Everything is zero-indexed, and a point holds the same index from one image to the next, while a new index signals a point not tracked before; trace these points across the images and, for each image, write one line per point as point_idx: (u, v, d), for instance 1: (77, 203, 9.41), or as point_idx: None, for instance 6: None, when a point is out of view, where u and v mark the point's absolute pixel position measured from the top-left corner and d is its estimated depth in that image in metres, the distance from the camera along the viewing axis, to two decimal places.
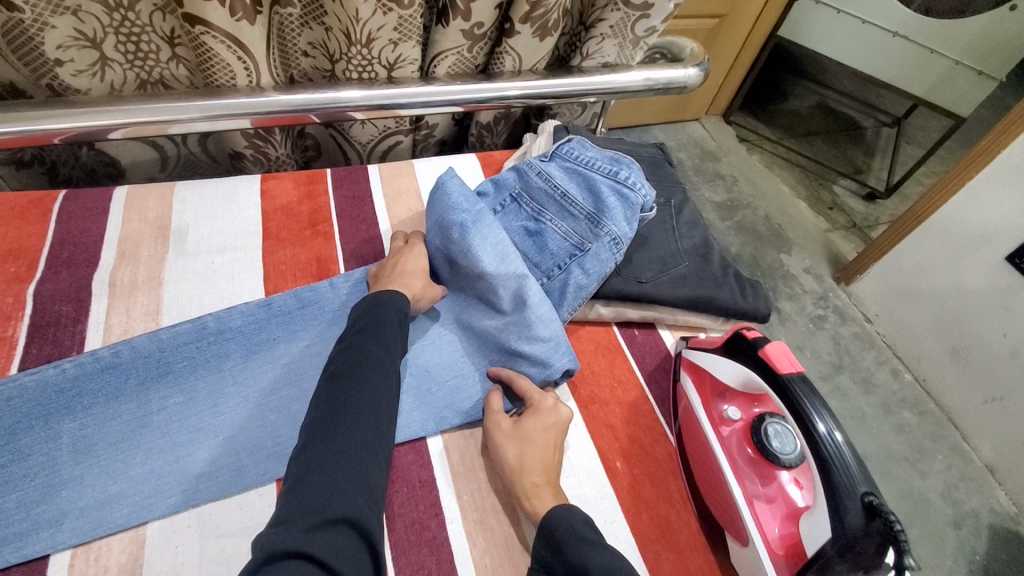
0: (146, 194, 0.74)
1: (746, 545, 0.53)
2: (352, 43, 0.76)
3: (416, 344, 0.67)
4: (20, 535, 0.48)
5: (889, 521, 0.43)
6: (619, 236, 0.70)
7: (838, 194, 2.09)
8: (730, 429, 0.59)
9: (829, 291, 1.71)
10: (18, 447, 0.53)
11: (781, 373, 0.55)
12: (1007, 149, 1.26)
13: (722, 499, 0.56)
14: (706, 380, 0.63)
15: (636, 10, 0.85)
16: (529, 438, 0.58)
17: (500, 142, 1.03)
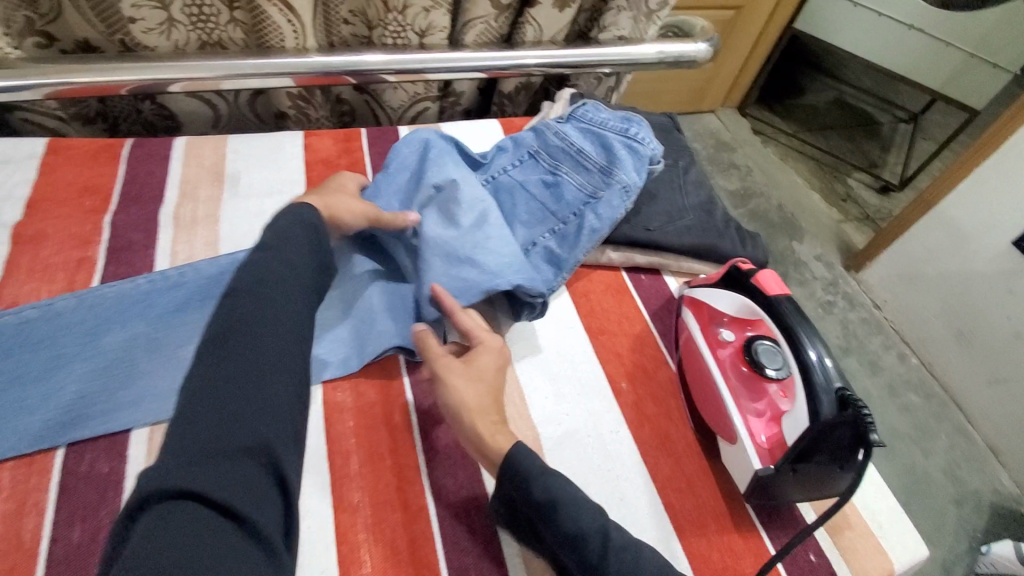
0: (203, 144, 0.82)
1: (735, 443, 0.60)
2: (390, 10, 0.84)
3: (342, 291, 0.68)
4: (105, 411, 0.56)
5: (861, 410, 0.53)
6: (628, 185, 0.76)
7: (851, 186, 2.13)
8: (726, 351, 0.65)
9: (839, 278, 1.75)
10: (99, 343, 0.60)
11: (770, 295, 0.62)
12: (1016, 134, 1.29)
13: (717, 410, 0.62)
14: (705, 311, 0.68)
15: None
16: (473, 376, 0.59)
17: (521, 110, 1.11)
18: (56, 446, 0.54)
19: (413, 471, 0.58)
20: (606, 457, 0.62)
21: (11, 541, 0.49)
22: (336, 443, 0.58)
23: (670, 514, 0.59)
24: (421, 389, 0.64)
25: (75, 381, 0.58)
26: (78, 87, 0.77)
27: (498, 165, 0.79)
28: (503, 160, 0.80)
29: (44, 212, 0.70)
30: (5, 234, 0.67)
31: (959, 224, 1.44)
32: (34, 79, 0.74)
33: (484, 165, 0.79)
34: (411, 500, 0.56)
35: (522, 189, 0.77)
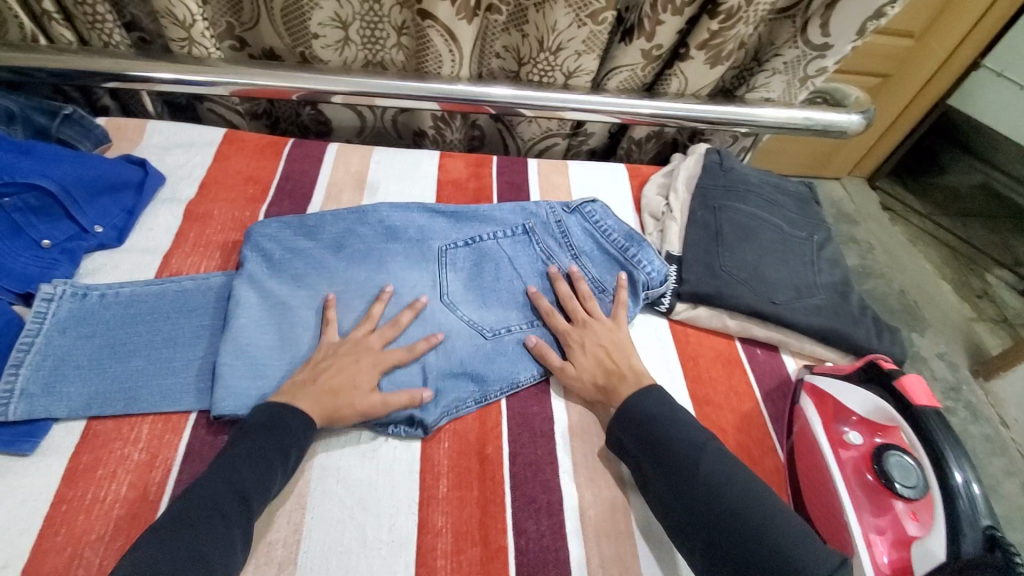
0: (351, 153, 0.89)
1: (850, 558, 0.55)
2: (543, 50, 0.87)
3: (224, 360, 0.60)
4: (220, 389, 0.59)
5: (1010, 553, 0.45)
6: (618, 307, 0.74)
7: (991, 284, 1.91)
8: (849, 454, 0.60)
9: (963, 383, 1.58)
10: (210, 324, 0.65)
11: (917, 405, 0.56)
12: None
13: (831, 516, 0.58)
14: (829, 404, 0.64)
15: (813, 50, 0.87)
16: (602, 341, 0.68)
17: (646, 158, 1.10)
18: (191, 410, 0.59)
19: (497, 506, 0.57)
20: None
21: (138, 490, 0.54)
22: (428, 461, 0.60)
23: None
24: (516, 425, 0.64)
25: (214, 353, 0.63)
26: (257, 88, 0.85)
27: (488, 228, 0.78)
28: (495, 224, 0.79)
29: (213, 194, 0.79)
30: (179, 209, 0.76)
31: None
32: (226, 77, 0.84)
33: (469, 223, 0.78)
34: (490, 535, 0.55)
35: (505, 264, 0.76)
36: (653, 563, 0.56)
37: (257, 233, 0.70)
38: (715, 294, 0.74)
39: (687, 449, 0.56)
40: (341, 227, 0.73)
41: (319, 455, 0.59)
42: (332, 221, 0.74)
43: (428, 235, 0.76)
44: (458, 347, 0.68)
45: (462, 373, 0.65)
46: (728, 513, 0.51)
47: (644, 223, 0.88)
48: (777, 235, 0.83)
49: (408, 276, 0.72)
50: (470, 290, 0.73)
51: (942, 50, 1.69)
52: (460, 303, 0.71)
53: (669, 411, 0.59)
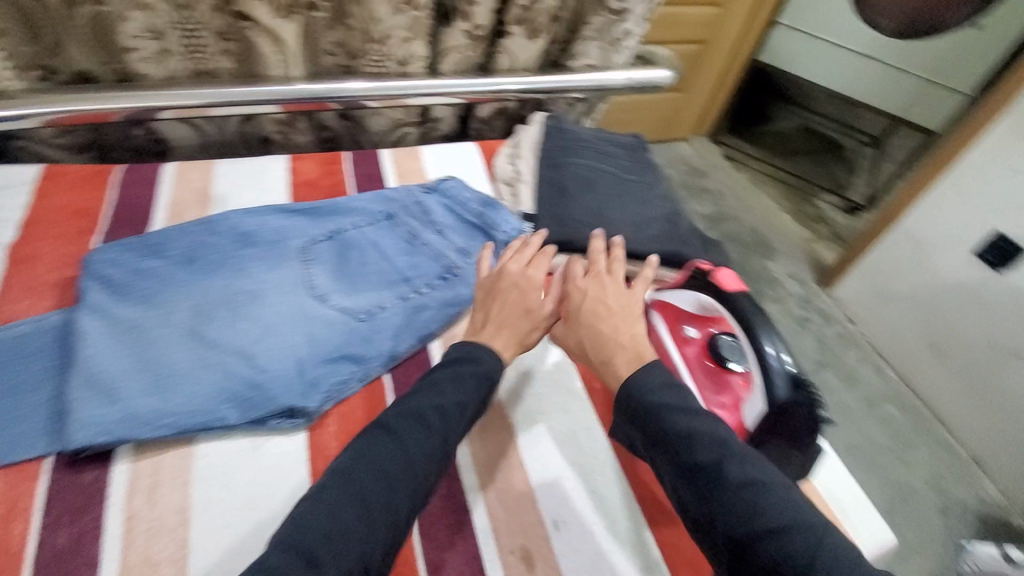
0: (192, 169, 0.86)
1: None
2: (369, 41, 0.90)
3: (75, 396, 0.57)
4: (73, 424, 0.55)
5: (812, 393, 0.58)
6: None
7: (823, 209, 2.22)
8: (691, 349, 0.70)
9: (813, 295, 1.82)
10: (54, 365, 0.61)
11: (728, 290, 0.65)
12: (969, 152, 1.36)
13: None
14: (671, 312, 0.73)
15: (614, 15, 0.99)
16: (609, 305, 0.64)
17: (497, 135, 1.17)
18: (44, 455, 0.55)
19: None
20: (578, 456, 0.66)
21: None
22: (316, 448, 0.61)
23: (642, 506, 0.63)
24: (400, 394, 0.67)
25: (62, 392, 0.59)
26: (76, 114, 0.79)
27: (349, 220, 0.79)
28: (356, 215, 0.80)
29: (37, 233, 0.73)
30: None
31: (954, 231, 1.43)
32: (29, 106, 0.77)
33: (329, 218, 0.79)
34: None
35: (370, 249, 0.77)
36: (544, 485, 0.63)
37: (96, 261, 0.67)
38: (567, 240, 0.81)
39: (725, 462, 0.50)
40: (189, 240, 0.72)
41: (199, 467, 0.57)
42: (178, 237, 0.72)
43: (287, 235, 0.75)
44: (334, 334, 0.67)
45: (340, 356, 0.66)
46: (767, 527, 0.46)
47: (500, 191, 0.94)
48: (614, 181, 0.92)
49: (270, 276, 0.71)
50: (338, 279, 0.73)
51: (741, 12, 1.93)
52: (329, 294, 0.71)
53: (678, 403, 0.54)
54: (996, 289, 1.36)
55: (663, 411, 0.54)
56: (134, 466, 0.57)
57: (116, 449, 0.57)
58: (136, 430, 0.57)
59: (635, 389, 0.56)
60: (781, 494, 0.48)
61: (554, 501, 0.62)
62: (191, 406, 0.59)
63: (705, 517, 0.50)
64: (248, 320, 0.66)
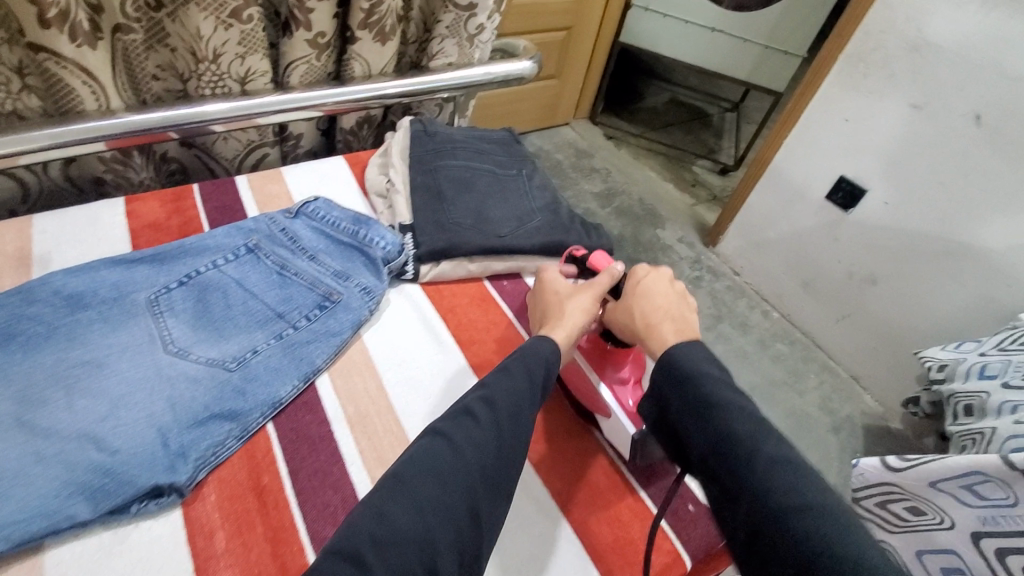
0: (2, 229, 0.74)
1: (609, 417, 0.68)
2: (199, 61, 0.81)
3: None
4: None
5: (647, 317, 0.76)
6: (368, 286, 0.75)
7: (698, 173, 2.37)
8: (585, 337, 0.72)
9: (701, 255, 1.95)
10: None
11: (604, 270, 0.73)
12: (808, 107, 1.50)
13: (588, 390, 0.70)
14: None
15: (463, 11, 0.97)
16: (658, 294, 0.64)
17: (368, 144, 1.12)
18: None
19: (289, 532, 0.55)
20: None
21: None
22: (196, 524, 0.54)
23: (558, 500, 0.64)
24: (289, 442, 0.62)
25: None
26: None
27: (203, 261, 0.72)
28: (211, 255, 0.73)
29: None
30: None
31: (808, 179, 1.57)
32: None
33: (179, 262, 0.71)
34: (288, 562, 0.53)
35: (233, 289, 0.71)
36: None
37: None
38: (449, 246, 0.79)
39: (759, 442, 0.49)
40: (2, 315, 0.62)
41: None
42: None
43: (130, 290, 0.67)
44: (201, 391, 0.61)
45: (211, 417, 0.60)
46: (794, 506, 0.45)
47: (374, 204, 0.90)
48: (491, 179, 0.91)
49: (114, 339, 0.63)
50: (199, 328, 0.66)
51: None
52: (190, 347, 0.64)
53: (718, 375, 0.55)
54: (850, 225, 1.52)
55: (708, 383, 0.53)
56: None
57: None
58: None
59: (680, 355, 0.56)
60: (804, 476, 0.48)
61: None
62: (28, 510, 0.50)
63: (731, 484, 0.49)
64: (93, 395, 0.58)
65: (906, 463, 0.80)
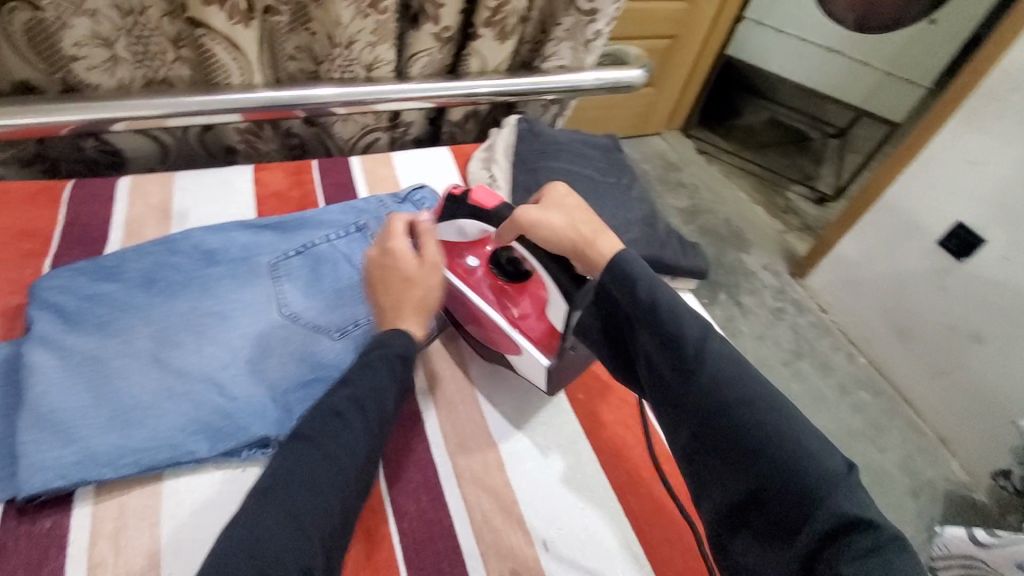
0: (149, 182, 0.82)
1: (521, 353, 0.69)
2: (335, 45, 0.86)
3: (29, 439, 0.54)
4: (27, 472, 0.52)
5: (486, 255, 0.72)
6: None
7: (792, 200, 2.25)
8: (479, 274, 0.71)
9: (786, 284, 1.84)
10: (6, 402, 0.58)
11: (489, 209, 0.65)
12: (931, 144, 1.37)
13: (494, 329, 0.70)
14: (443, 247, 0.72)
15: (585, 15, 0.96)
16: (568, 210, 0.62)
17: (471, 138, 1.15)
18: None
19: (377, 500, 0.61)
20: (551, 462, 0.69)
21: None
22: None
23: (627, 516, 0.67)
24: None
25: (11, 433, 0.56)
26: (22, 127, 0.74)
27: (319, 233, 0.77)
28: (325, 229, 0.78)
29: None
30: None
31: (916, 219, 1.46)
32: None
33: (298, 232, 0.76)
34: (375, 528, 0.60)
35: (343, 264, 0.75)
36: (533, 501, 0.65)
37: (42, 288, 0.63)
38: None
39: (709, 338, 0.53)
40: (146, 261, 0.69)
41: (169, 506, 0.56)
42: (134, 257, 0.69)
43: (255, 252, 0.73)
44: (308, 355, 0.66)
45: (315, 379, 0.65)
46: (738, 399, 0.51)
47: None
48: (591, 185, 0.91)
49: (239, 296, 0.69)
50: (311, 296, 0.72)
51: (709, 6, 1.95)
52: (302, 313, 0.69)
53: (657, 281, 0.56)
54: (960, 275, 1.39)
55: (671, 308, 0.54)
56: (96, 509, 0.54)
57: (73, 493, 0.54)
58: (101, 471, 0.54)
59: (624, 267, 0.56)
60: (750, 382, 0.52)
61: (543, 519, 0.64)
62: (160, 439, 0.57)
63: (684, 399, 0.53)
64: (218, 344, 0.64)
65: (992, 541, 0.87)
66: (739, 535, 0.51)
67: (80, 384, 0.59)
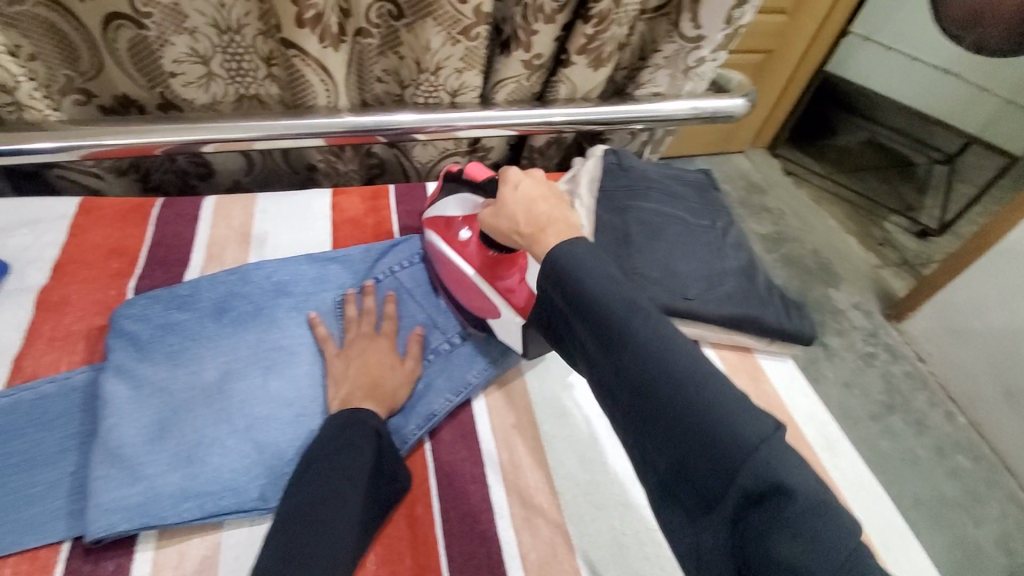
0: (231, 203, 0.81)
1: (502, 318, 0.66)
2: (423, 70, 0.84)
3: (94, 478, 0.52)
4: (92, 515, 0.50)
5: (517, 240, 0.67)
6: None
7: (889, 232, 1.99)
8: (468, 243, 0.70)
9: (879, 327, 1.66)
10: (77, 434, 0.57)
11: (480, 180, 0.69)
12: None
13: (477, 296, 0.68)
14: (442, 220, 0.74)
15: (689, 43, 0.88)
16: (532, 193, 0.61)
17: (551, 164, 1.09)
18: (61, 540, 0.51)
19: (433, 575, 0.54)
20: (617, 526, 0.61)
21: None
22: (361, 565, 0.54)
23: None
24: (445, 474, 0.61)
25: (85, 465, 0.55)
26: (114, 149, 0.76)
27: (385, 265, 0.76)
28: (391, 260, 0.76)
29: (71, 276, 0.70)
30: (29, 299, 0.67)
31: None
32: (72, 141, 0.74)
33: (365, 263, 0.75)
34: None
35: (406, 298, 0.74)
36: None
37: (121, 316, 0.63)
38: None
39: (633, 319, 0.43)
40: (220, 290, 0.67)
41: (226, 560, 0.52)
42: (209, 286, 0.67)
43: (323, 285, 0.72)
44: None
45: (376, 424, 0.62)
46: (663, 380, 0.41)
47: None
48: (683, 228, 0.83)
49: (306, 331, 0.67)
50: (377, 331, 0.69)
51: (814, 20, 1.78)
52: None
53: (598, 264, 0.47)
54: None
55: (576, 277, 0.46)
56: (157, 555, 0.52)
57: (137, 534, 0.52)
58: (163, 517, 0.52)
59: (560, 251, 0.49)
60: (677, 344, 0.42)
61: None
62: (221, 483, 0.55)
63: (605, 372, 0.45)
64: (283, 381, 0.62)
65: None
66: (682, 523, 0.41)
67: (146, 420, 0.57)
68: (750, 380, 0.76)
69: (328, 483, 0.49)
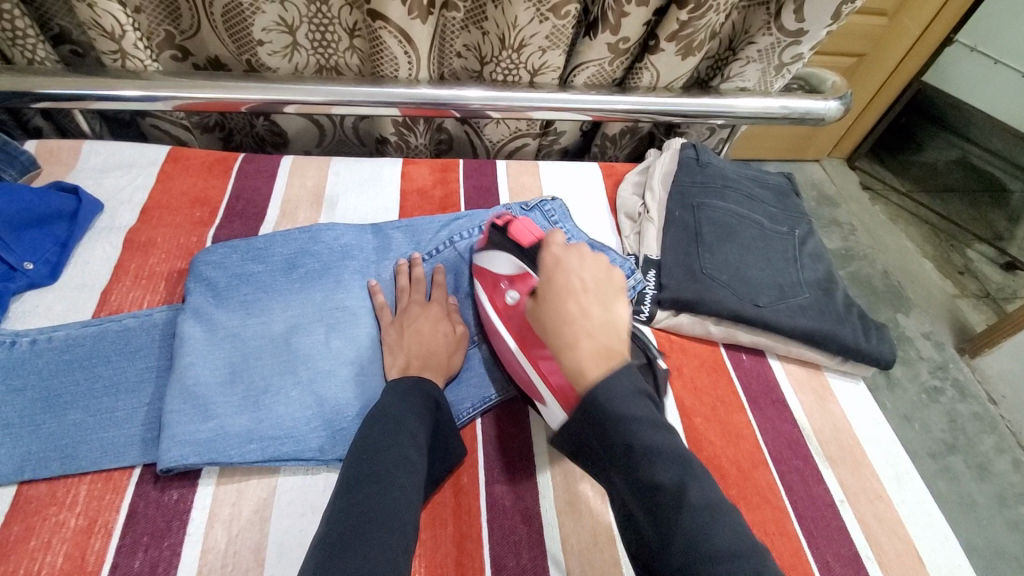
0: (307, 164, 0.84)
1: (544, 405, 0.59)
2: (505, 48, 0.83)
3: (169, 412, 0.55)
4: (163, 446, 0.53)
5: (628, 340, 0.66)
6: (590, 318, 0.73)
7: (972, 259, 1.85)
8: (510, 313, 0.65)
9: (950, 361, 1.55)
10: (154, 367, 0.60)
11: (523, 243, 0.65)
12: None
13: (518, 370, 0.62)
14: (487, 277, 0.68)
15: (787, 36, 0.83)
16: (584, 283, 0.56)
17: (622, 155, 1.07)
18: (134, 464, 0.54)
19: (474, 543, 0.55)
20: None
21: (76, 561, 0.49)
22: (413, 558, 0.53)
23: None
24: (493, 449, 0.62)
25: (160, 398, 0.58)
26: (203, 102, 0.79)
27: (447, 236, 0.75)
28: (452, 231, 0.76)
29: (156, 220, 0.74)
30: (119, 238, 0.71)
31: None
32: (165, 92, 0.77)
33: (428, 233, 0.75)
34: None
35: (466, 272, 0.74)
36: None
37: (201, 261, 0.66)
38: (695, 299, 0.71)
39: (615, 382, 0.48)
40: (293, 247, 0.69)
41: (280, 503, 0.54)
42: (282, 241, 0.69)
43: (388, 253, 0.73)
44: None
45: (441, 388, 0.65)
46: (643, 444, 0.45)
47: (621, 225, 0.85)
48: (757, 231, 0.79)
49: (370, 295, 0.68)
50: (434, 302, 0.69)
51: (916, 27, 1.64)
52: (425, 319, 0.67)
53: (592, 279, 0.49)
54: None
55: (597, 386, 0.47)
56: (217, 490, 0.55)
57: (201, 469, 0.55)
58: (227, 456, 0.54)
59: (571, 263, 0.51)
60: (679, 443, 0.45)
61: None
62: (280, 431, 0.56)
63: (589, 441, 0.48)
64: (345, 340, 0.64)
65: None
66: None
67: (218, 364, 0.60)
68: (816, 399, 0.72)
69: (395, 454, 0.50)
